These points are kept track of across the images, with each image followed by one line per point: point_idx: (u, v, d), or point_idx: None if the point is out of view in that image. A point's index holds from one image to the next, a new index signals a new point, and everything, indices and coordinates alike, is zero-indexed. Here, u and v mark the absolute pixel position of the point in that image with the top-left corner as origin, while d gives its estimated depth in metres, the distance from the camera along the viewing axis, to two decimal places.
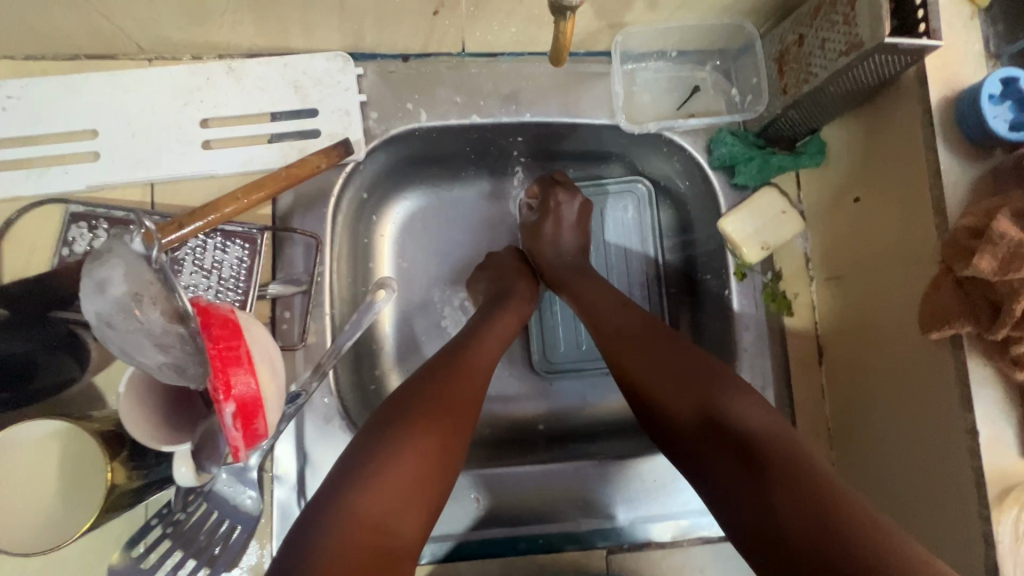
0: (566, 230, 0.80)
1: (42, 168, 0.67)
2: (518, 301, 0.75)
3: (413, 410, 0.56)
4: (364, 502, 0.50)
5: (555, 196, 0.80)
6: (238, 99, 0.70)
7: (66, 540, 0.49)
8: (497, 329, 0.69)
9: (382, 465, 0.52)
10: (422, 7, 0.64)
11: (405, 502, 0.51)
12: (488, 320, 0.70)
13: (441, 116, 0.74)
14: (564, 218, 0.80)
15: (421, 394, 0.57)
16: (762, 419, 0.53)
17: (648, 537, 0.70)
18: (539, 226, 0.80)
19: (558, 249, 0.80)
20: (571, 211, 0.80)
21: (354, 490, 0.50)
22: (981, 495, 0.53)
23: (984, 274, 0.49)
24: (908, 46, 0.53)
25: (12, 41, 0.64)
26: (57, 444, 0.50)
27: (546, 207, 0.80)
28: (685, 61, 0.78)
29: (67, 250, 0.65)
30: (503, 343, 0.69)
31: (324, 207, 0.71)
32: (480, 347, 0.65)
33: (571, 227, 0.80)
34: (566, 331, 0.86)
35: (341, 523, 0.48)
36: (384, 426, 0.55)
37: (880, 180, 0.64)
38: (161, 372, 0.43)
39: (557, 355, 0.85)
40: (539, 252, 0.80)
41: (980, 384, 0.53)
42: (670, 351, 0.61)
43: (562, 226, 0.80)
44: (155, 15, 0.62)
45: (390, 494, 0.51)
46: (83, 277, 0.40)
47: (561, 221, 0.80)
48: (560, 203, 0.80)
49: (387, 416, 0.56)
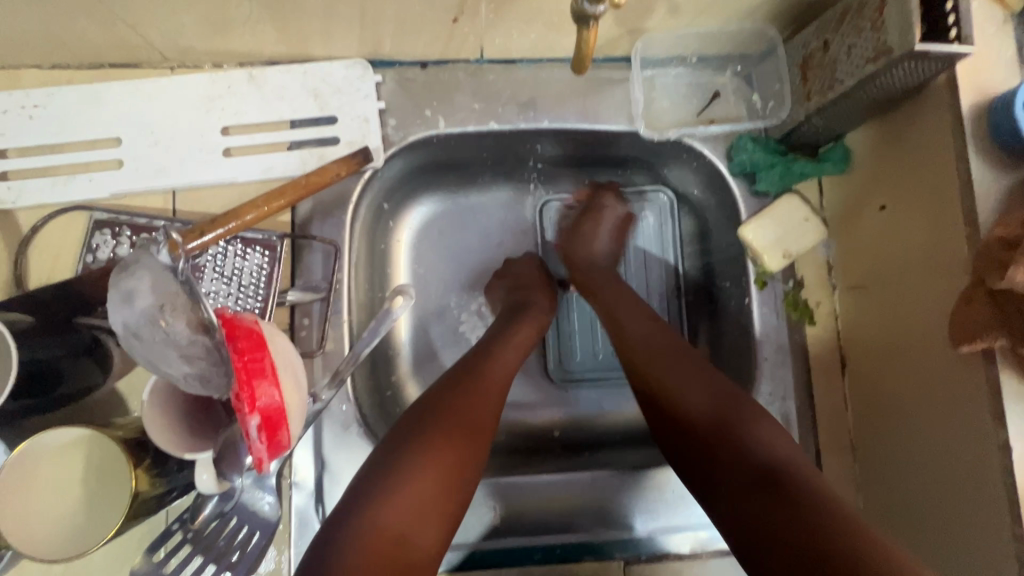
0: (604, 230, 0.80)
1: (68, 176, 0.68)
2: (538, 308, 0.75)
3: (433, 421, 0.56)
4: (383, 514, 0.49)
5: (601, 199, 0.81)
6: (259, 108, 0.71)
7: (86, 550, 0.49)
8: (515, 339, 0.69)
9: (401, 475, 0.52)
10: (442, 14, 0.64)
11: (423, 511, 0.51)
12: (504, 334, 0.70)
13: (460, 123, 0.74)
14: (605, 218, 0.80)
15: (440, 406, 0.57)
16: (784, 446, 0.53)
17: (666, 548, 0.69)
18: (579, 225, 0.80)
19: (592, 249, 0.79)
20: (614, 214, 0.80)
21: (374, 502, 0.50)
22: (1013, 514, 0.52)
23: (1019, 287, 0.47)
24: (938, 53, 0.52)
25: (40, 50, 0.66)
26: (84, 449, 0.51)
27: (591, 207, 0.81)
28: (706, 66, 0.77)
29: (91, 257, 0.66)
30: (523, 354, 0.69)
31: (343, 214, 0.71)
32: (500, 363, 0.65)
33: (610, 230, 0.80)
34: (582, 344, 0.86)
35: (360, 532, 0.48)
36: (402, 439, 0.54)
37: (908, 188, 0.62)
38: (184, 382, 0.43)
39: (575, 367, 0.85)
40: (574, 249, 0.80)
41: (1013, 399, 0.52)
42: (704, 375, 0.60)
43: (599, 228, 0.80)
44: (178, 24, 0.63)
45: (408, 504, 0.50)
46: (111, 288, 0.41)
47: (602, 219, 0.80)
48: (605, 204, 0.80)
49: (406, 429, 0.55)
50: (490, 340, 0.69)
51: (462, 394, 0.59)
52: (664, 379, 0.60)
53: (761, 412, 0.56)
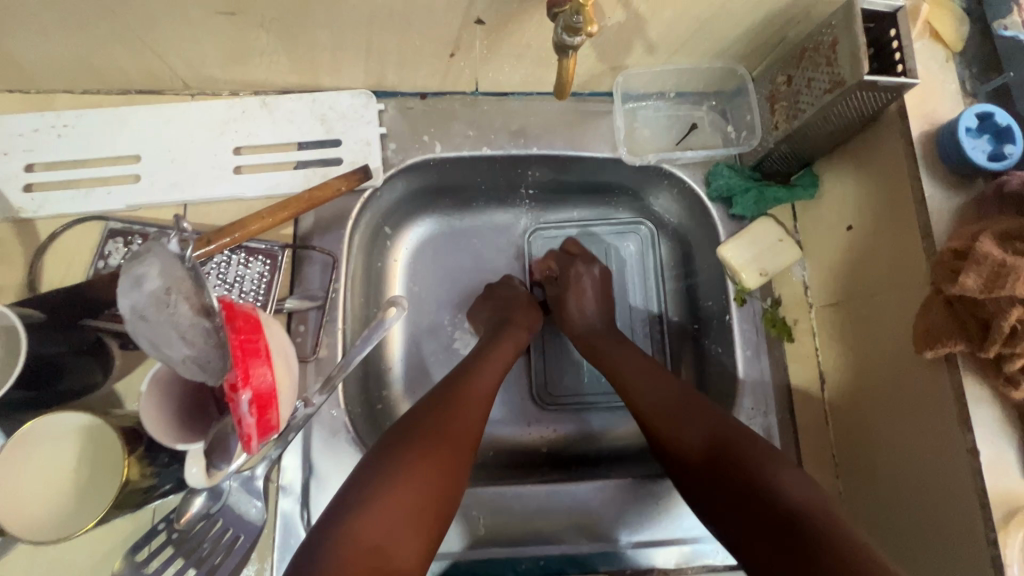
0: (587, 298, 0.82)
1: (88, 189, 0.73)
2: (516, 331, 0.77)
3: (413, 441, 0.57)
4: (361, 524, 0.50)
5: (573, 269, 0.84)
6: (270, 131, 0.76)
7: (44, 542, 0.50)
8: (494, 356, 0.72)
9: (382, 491, 0.53)
10: (440, 49, 0.70)
11: (403, 525, 0.52)
12: (483, 352, 0.72)
13: (455, 148, 0.80)
14: (584, 286, 0.83)
15: (419, 424, 0.59)
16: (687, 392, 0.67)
17: (650, 562, 0.68)
18: (563, 297, 0.83)
19: (585, 315, 0.82)
20: (592, 279, 0.83)
21: (354, 514, 0.51)
22: (986, 517, 0.53)
23: (971, 291, 0.51)
24: (886, 83, 0.58)
25: (75, 76, 0.72)
26: (84, 437, 0.53)
27: (566, 279, 0.83)
28: (684, 101, 0.83)
29: (102, 263, 0.70)
30: (501, 368, 0.71)
31: (343, 228, 0.76)
32: (483, 373, 0.69)
33: (593, 297, 0.83)
34: (569, 370, 0.88)
35: (342, 544, 0.49)
36: (384, 454, 0.56)
37: (870, 209, 0.67)
38: (183, 367, 0.45)
39: (562, 394, 0.87)
40: (565, 321, 0.83)
41: (977, 402, 0.54)
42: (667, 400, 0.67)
43: (584, 298, 0.82)
44: (202, 54, 0.69)
45: (387, 515, 0.51)
46: (121, 274, 0.44)
47: (583, 290, 0.83)
48: (579, 272, 0.84)
49: (385, 445, 0.57)
50: (467, 360, 0.71)
51: (441, 410, 0.61)
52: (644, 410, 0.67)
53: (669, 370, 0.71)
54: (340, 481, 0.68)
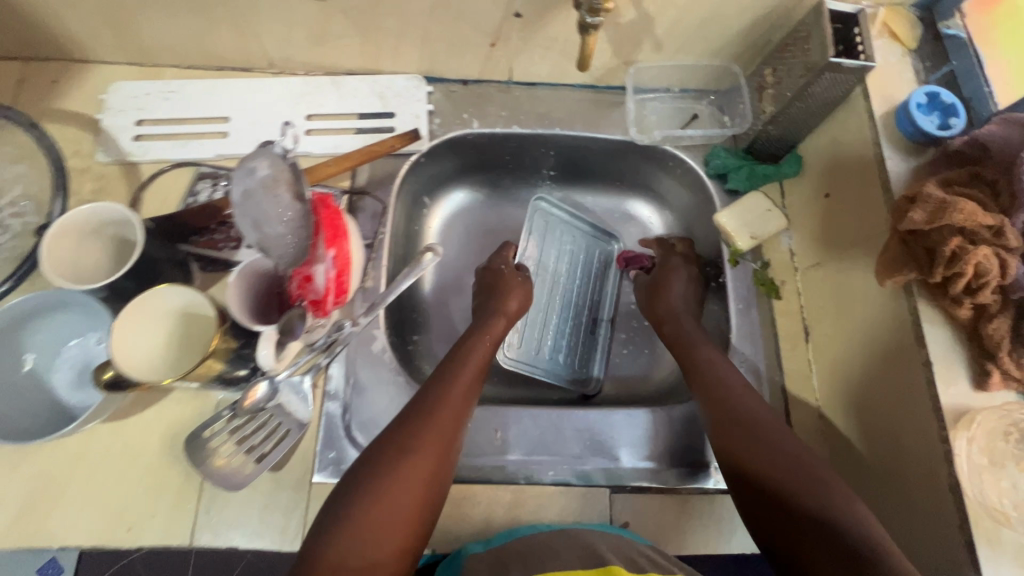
0: (678, 284, 0.88)
1: (184, 141, 0.88)
2: (490, 336, 0.79)
3: (388, 459, 0.62)
4: (334, 537, 0.56)
5: (671, 258, 0.91)
6: (336, 103, 0.92)
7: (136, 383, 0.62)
8: (471, 360, 0.75)
9: (349, 508, 0.58)
10: (483, 39, 0.86)
11: (370, 542, 0.56)
12: (461, 355, 0.75)
13: (490, 125, 0.94)
14: (679, 274, 0.88)
15: (394, 437, 0.64)
16: (730, 379, 0.74)
17: (648, 480, 0.76)
18: (655, 282, 0.89)
19: (671, 299, 0.87)
20: (687, 271, 0.89)
21: (330, 526, 0.57)
22: (939, 418, 0.62)
23: (918, 224, 0.62)
24: (849, 65, 0.70)
25: (185, 52, 0.89)
26: (180, 316, 0.67)
27: (664, 265, 0.90)
28: (686, 96, 0.97)
29: (193, 198, 0.84)
30: (481, 372, 0.74)
31: (392, 184, 0.89)
32: (463, 385, 0.71)
33: (684, 287, 0.87)
34: (527, 331, 0.92)
35: (310, 558, 0.55)
36: (362, 466, 0.62)
37: (843, 177, 0.78)
38: (280, 241, 0.59)
39: (521, 349, 0.91)
40: (654, 304, 0.88)
41: (929, 322, 0.64)
42: (740, 405, 0.70)
43: (675, 282, 0.88)
44: (291, 36, 0.85)
45: (353, 529, 0.57)
46: (238, 165, 0.57)
47: (676, 276, 0.88)
48: (676, 262, 0.90)
49: (365, 458, 0.63)
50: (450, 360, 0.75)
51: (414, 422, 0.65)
52: (714, 413, 0.71)
53: (719, 359, 0.77)
54: (377, 392, 0.78)
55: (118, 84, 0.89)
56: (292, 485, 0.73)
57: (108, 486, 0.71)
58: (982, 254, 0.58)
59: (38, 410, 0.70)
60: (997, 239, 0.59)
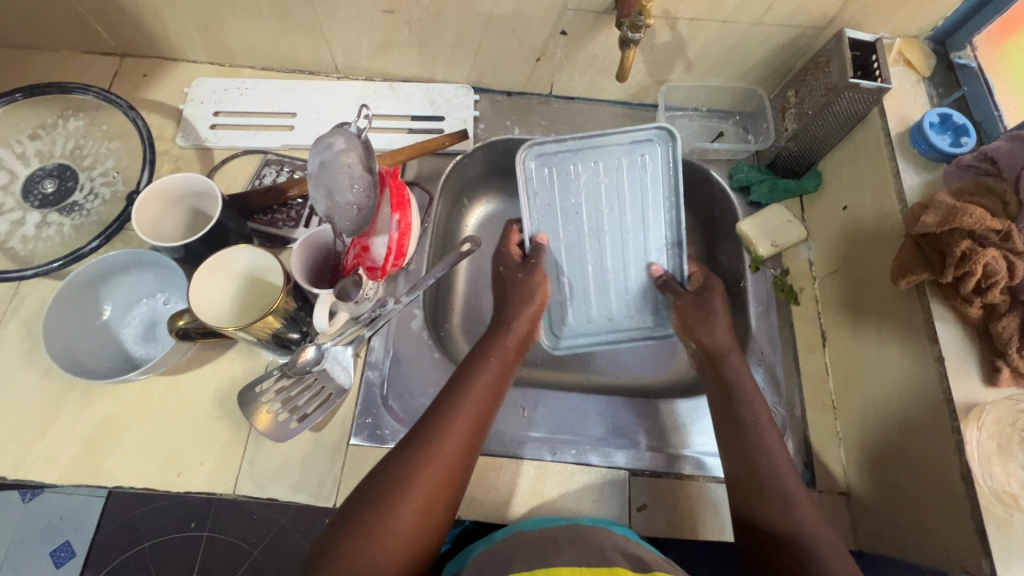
0: (718, 324, 0.79)
1: (254, 131, 0.97)
2: (500, 363, 0.74)
3: (385, 493, 0.60)
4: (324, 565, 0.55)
5: (708, 295, 0.82)
6: (392, 106, 1.01)
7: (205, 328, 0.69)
8: (478, 391, 0.70)
9: (340, 540, 0.56)
10: (530, 54, 0.95)
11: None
12: (468, 383, 0.70)
13: (530, 132, 1.02)
14: (716, 313, 0.80)
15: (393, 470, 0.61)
16: (763, 419, 0.70)
17: (667, 465, 0.80)
18: (690, 314, 0.81)
19: (713, 335, 0.78)
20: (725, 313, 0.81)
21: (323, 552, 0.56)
22: (951, 410, 0.65)
23: (930, 227, 0.67)
24: (867, 86, 0.77)
25: (263, 54, 0.99)
26: (247, 280, 0.74)
27: (698, 301, 0.82)
28: (713, 115, 1.04)
29: (259, 181, 0.93)
30: (486, 404, 0.69)
31: (438, 180, 0.97)
32: (466, 420, 0.67)
33: (724, 326, 0.79)
34: (576, 299, 0.90)
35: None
36: (361, 495, 0.60)
37: (859, 190, 0.84)
38: (344, 208, 0.68)
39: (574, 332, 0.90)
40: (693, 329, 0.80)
41: (941, 321, 0.69)
42: (765, 454, 0.67)
43: (712, 322, 0.80)
44: (358, 44, 0.95)
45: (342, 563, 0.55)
46: (319, 139, 0.67)
47: (714, 317, 0.80)
48: (713, 296, 0.82)
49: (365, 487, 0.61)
50: (459, 388, 0.70)
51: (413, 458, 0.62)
52: (743, 462, 0.67)
53: (755, 397, 0.72)
54: (414, 366, 0.84)
55: (200, 80, 1.00)
56: (330, 446, 0.78)
57: (160, 433, 0.77)
58: (990, 256, 0.62)
59: (111, 355, 0.78)
60: (1004, 242, 0.63)
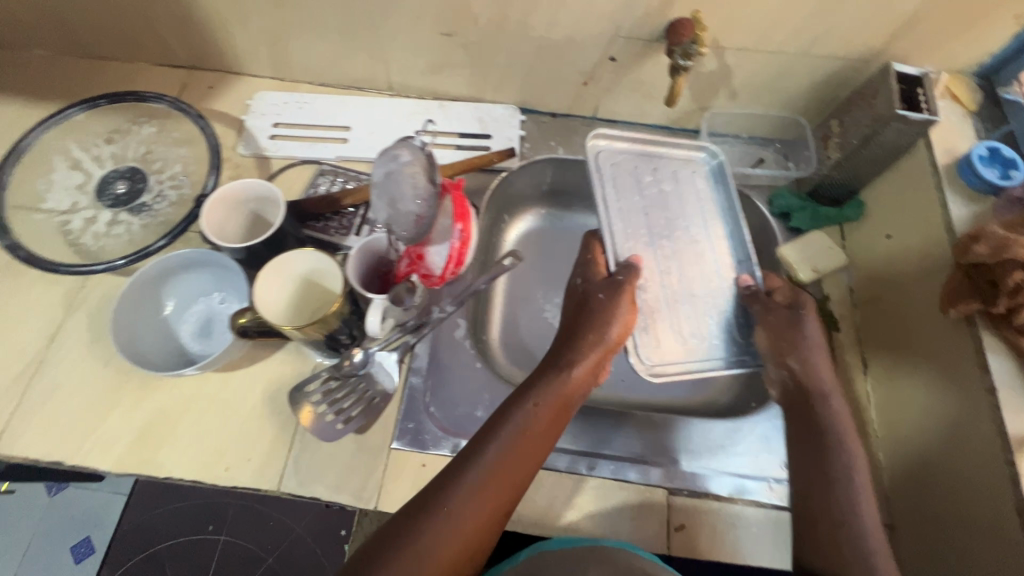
0: (813, 349, 0.76)
1: (311, 143, 1.02)
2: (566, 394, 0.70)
3: (433, 521, 0.59)
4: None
5: (802, 313, 0.77)
6: (441, 123, 1.05)
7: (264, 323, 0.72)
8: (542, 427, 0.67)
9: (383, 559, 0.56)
10: (578, 78, 0.98)
11: None
12: (529, 417, 0.67)
13: (574, 152, 1.05)
14: (809, 336, 0.76)
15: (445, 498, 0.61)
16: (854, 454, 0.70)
17: (708, 486, 0.79)
18: (780, 332, 0.76)
19: (802, 356, 0.75)
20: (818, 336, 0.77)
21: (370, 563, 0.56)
22: (1004, 443, 0.64)
23: (983, 257, 0.66)
24: (915, 117, 0.80)
25: (322, 71, 1.05)
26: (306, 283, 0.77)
27: (792, 322, 0.76)
28: (754, 142, 1.05)
29: (313, 190, 0.97)
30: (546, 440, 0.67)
31: (483, 195, 1.00)
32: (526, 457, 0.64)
33: (817, 352, 0.76)
34: (650, 310, 0.82)
35: None
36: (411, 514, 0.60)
37: (905, 219, 0.84)
38: (406, 214, 0.73)
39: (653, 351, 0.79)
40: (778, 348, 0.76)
41: (992, 352, 0.69)
42: (846, 499, 0.67)
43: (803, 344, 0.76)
44: (414, 65, 1.00)
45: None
46: (384, 152, 0.74)
47: (806, 342, 0.76)
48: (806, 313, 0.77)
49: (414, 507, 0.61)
50: (521, 420, 0.67)
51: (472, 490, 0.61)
52: (816, 495, 0.69)
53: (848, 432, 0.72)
54: (456, 374, 0.86)
55: (262, 93, 1.05)
56: (373, 449, 0.79)
57: (212, 426, 0.79)
58: None
59: (169, 349, 0.81)
60: None
